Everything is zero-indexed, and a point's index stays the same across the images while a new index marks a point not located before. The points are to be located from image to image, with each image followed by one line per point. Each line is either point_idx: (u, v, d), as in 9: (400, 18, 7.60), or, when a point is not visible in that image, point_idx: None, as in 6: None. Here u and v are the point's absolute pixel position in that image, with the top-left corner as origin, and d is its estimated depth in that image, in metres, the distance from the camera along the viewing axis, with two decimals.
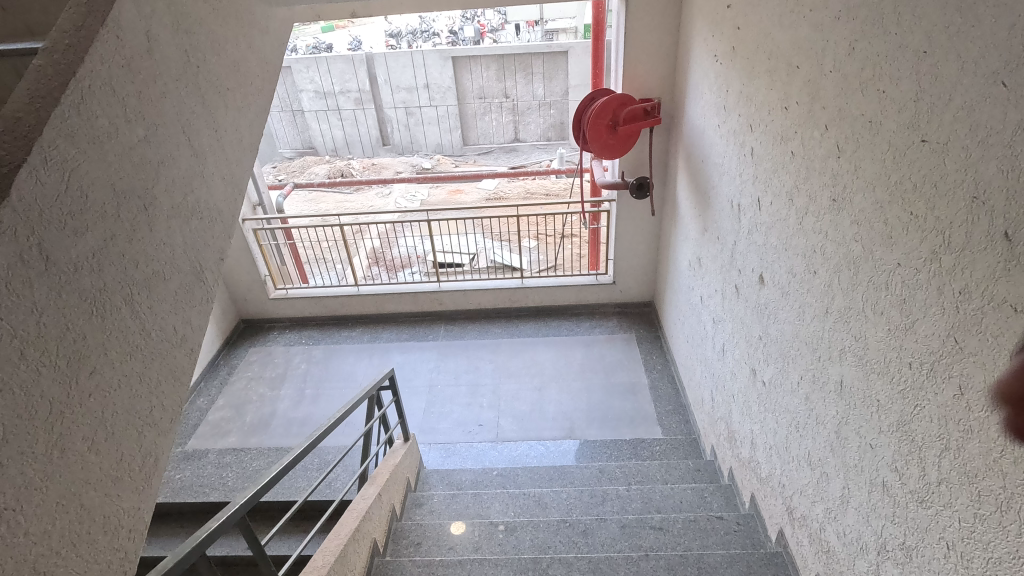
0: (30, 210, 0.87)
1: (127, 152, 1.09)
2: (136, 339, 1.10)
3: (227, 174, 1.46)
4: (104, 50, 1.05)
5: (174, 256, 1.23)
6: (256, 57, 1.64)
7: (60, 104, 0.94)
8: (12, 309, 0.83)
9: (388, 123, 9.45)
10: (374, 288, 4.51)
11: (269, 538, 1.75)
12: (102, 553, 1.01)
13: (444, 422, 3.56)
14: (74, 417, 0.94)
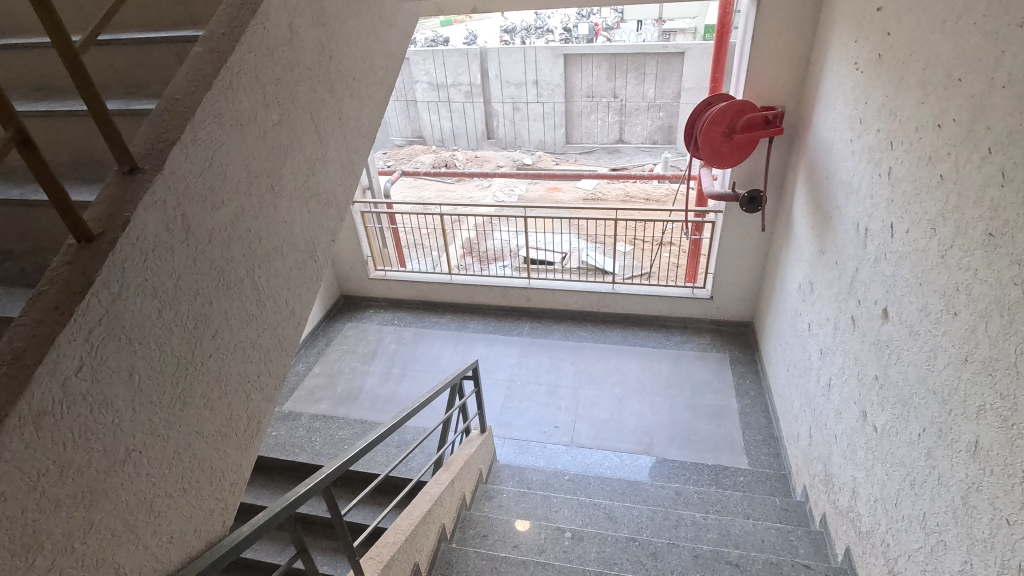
0: (178, 184, 0.96)
1: (262, 135, 1.18)
2: (253, 308, 1.19)
3: (346, 161, 1.54)
4: (253, 39, 1.13)
5: (292, 234, 1.31)
6: (383, 49, 1.71)
7: (212, 89, 1.03)
8: (154, 272, 0.93)
9: (495, 118, 9.61)
10: (465, 279, 4.62)
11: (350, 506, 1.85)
12: (207, 501, 1.10)
13: (521, 419, 3.57)
14: (195, 375, 1.03)
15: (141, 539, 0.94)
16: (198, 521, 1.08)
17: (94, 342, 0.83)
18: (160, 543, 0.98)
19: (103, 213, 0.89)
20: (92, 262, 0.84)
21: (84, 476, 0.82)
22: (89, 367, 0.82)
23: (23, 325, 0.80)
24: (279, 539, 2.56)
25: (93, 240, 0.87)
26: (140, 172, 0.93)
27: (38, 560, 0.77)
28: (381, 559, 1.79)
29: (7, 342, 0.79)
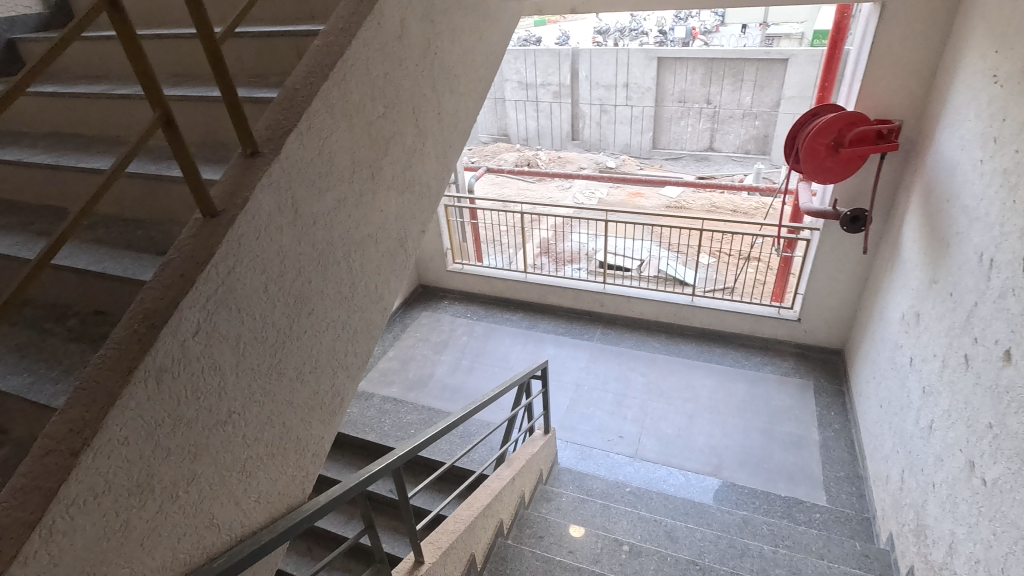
0: (291, 169, 1.03)
1: (368, 126, 1.23)
2: (345, 290, 1.24)
3: (441, 155, 1.57)
4: (367, 34, 1.19)
5: (386, 222, 1.36)
6: (484, 48, 1.74)
7: (327, 80, 1.09)
8: (265, 249, 1.00)
9: (581, 119, 9.56)
10: (540, 278, 4.64)
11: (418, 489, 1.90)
12: (290, 468, 1.16)
13: (585, 424, 3.53)
14: (290, 349, 1.09)
15: (233, 495, 1.01)
16: (281, 485, 1.14)
17: (210, 308, 0.90)
18: (249, 501, 1.06)
19: (226, 191, 0.97)
20: (214, 235, 0.92)
21: (192, 431, 0.90)
22: (204, 332, 0.90)
23: (154, 287, 0.89)
24: (354, 514, 2.68)
25: (217, 215, 0.94)
26: (261, 155, 1.00)
27: (149, 500, 0.85)
28: (439, 545, 1.82)
29: (140, 301, 0.88)
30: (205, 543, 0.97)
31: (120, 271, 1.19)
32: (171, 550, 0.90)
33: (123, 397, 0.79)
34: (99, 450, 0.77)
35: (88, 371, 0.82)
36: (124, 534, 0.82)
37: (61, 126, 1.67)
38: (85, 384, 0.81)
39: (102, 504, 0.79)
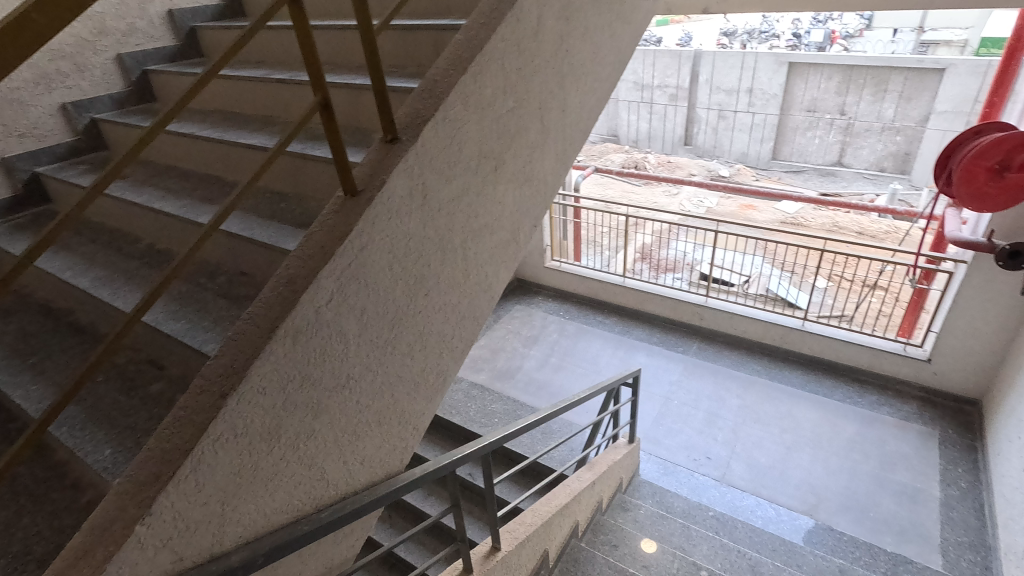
0: (424, 156, 1.08)
1: (496, 119, 1.26)
2: (459, 275, 1.28)
3: (560, 152, 1.58)
4: (506, 30, 1.21)
5: (503, 214, 1.38)
6: (614, 46, 1.72)
7: (465, 73, 1.13)
8: (394, 229, 1.06)
9: (696, 124, 9.17)
10: (638, 284, 4.55)
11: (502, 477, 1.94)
12: (393, 437, 1.23)
13: (671, 439, 3.42)
14: (405, 325, 1.15)
15: (343, 454, 1.09)
16: (384, 452, 1.21)
17: (342, 280, 0.98)
18: (355, 462, 1.13)
19: (366, 173, 1.03)
20: (352, 213, 0.99)
21: (316, 390, 0.98)
22: (336, 301, 0.98)
23: (297, 256, 0.98)
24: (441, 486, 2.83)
25: (355, 194, 1.01)
26: (399, 141, 1.06)
27: (275, 447, 0.94)
28: (516, 536, 1.85)
29: (285, 267, 0.97)
30: (315, 494, 1.05)
31: (266, 239, 1.33)
32: (288, 496, 0.99)
33: (264, 351, 0.88)
34: (242, 395, 0.86)
35: (238, 324, 0.92)
36: (253, 474, 0.92)
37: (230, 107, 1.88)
38: (235, 335, 0.91)
39: (240, 444, 0.88)
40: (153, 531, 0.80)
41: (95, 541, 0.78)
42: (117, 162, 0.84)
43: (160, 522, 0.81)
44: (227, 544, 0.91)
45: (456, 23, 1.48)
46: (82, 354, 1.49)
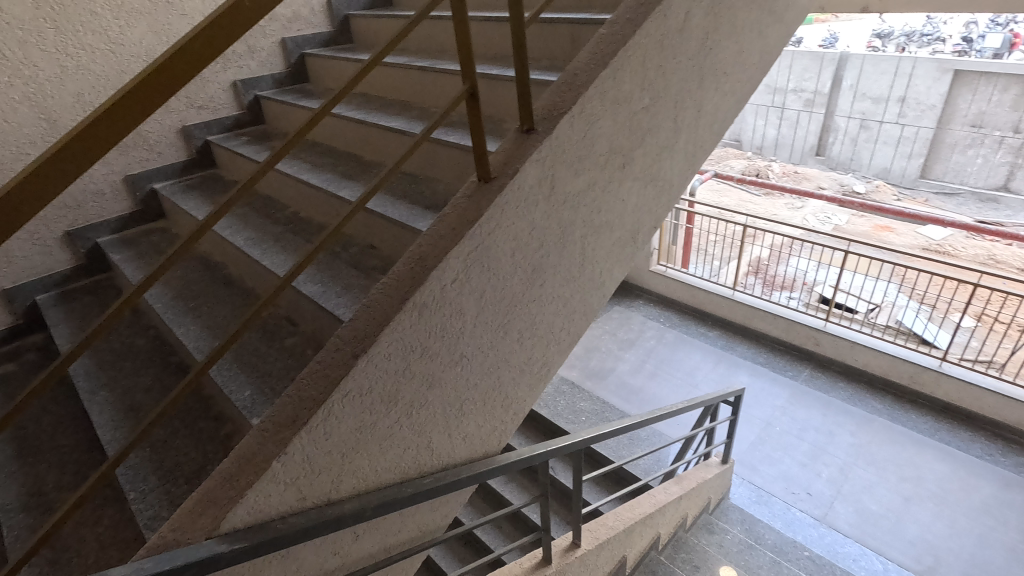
0: (556, 148, 1.09)
1: (629, 116, 1.22)
2: (574, 269, 1.28)
3: (690, 153, 1.50)
4: (652, 25, 1.17)
5: (624, 212, 1.35)
6: (760, 44, 1.62)
7: (606, 68, 1.11)
8: (520, 218, 1.08)
9: (832, 133, 8.33)
10: (748, 300, 4.30)
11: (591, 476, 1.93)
12: (495, 418, 1.26)
13: (769, 466, 3.21)
14: (517, 312, 1.17)
15: (448, 427, 1.14)
16: (484, 432, 1.25)
17: (468, 262, 1.02)
18: (457, 437, 1.18)
19: (500, 161, 1.07)
20: (484, 198, 1.02)
21: (432, 363, 1.04)
22: (460, 281, 1.02)
23: (430, 234, 1.04)
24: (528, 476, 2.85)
25: (489, 181, 1.05)
26: (535, 132, 1.08)
27: (392, 411, 1.01)
28: (597, 536, 1.84)
29: (418, 244, 1.03)
30: (419, 461, 1.11)
31: (401, 218, 1.45)
32: (397, 458, 1.06)
33: (395, 320, 0.94)
34: (371, 357, 0.93)
35: (373, 292, 0.99)
36: (370, 432, 0.99)
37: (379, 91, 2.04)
38: (370, 302, 0.99)
39: (363, 403, 0.96)
40: (286, 468, 0.89)
41: (240, 469, 0.88)
42: (290, 138, 0.93)
43: (293, 462, 0.90)
44: (342, 492, 0.99)
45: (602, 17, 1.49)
46: (233, 303, 1.69)
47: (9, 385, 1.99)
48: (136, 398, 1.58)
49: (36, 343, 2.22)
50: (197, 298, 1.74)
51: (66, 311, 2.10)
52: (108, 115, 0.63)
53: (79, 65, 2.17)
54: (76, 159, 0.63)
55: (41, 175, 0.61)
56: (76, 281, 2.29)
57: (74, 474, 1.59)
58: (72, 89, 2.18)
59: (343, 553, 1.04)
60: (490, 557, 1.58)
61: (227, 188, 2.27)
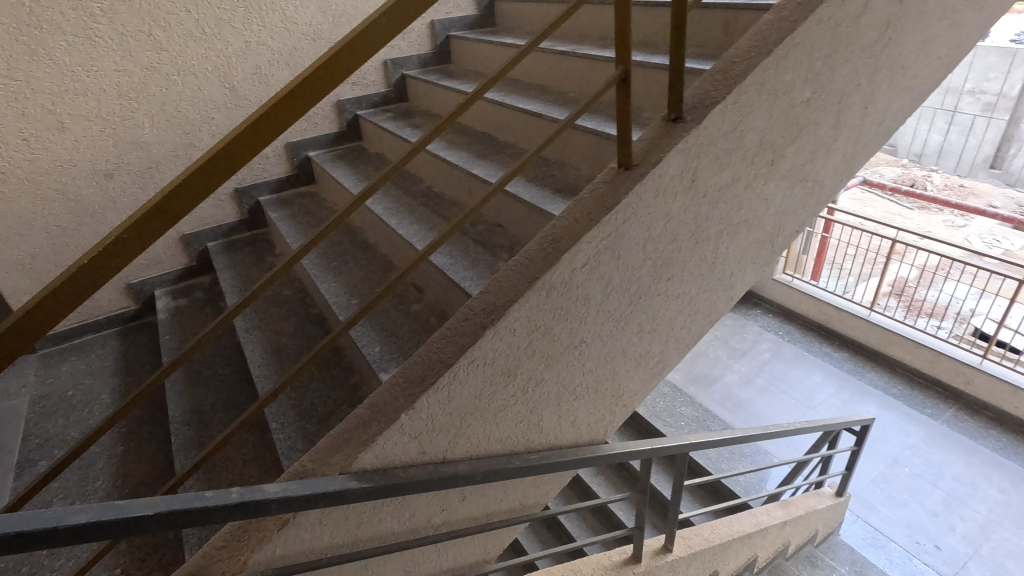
0: (703, 139, 1.03)
1: (787, 110, 1.12)
2: (704, 267, 1.21)
3: (850, 154, 1.34)
4: (827, 11, 1.06)
5: (765, 212, 1.24)
6: (953, 35, 1.41)
7: (769, 57, 1.03)
8: (657, 208, 1.05)
9: None
10: (887, 324, 3.86)
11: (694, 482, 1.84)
12: (604, 407, 1.25)
13: (891, 509, 2.90)
14: (640, 304, 1.15)
15: (560, 408, 1.16)
16: (592, 419, 1.25)
17: (600, 248, 1.02)
18: (566, 420, 1.20)
19: (643, 149, 1.04)
20: (622, 187, 1.01)
21: (553, 343, 1.06)
22: (589, 267, 1.02)
23: (564, 218, 1.05)
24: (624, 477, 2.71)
25: (629, 169, 1.03)
26: (682, 122, 1.03)
27: (510, 384, 1.05)
28: (690, 545, 1.78)
29: (552, 226, 1.05)
30: (528, 436, 1.14)
31: (533, 200, 1.52)
32: (509, 429, 1.10)
33: (523, 297, 0.97)
34: (498, 330, 0.97)
35: (505, 268, 1.04)
36: (489, 401, 1.04)
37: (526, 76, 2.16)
38: (501, 277, 1.03)
39: (485, 373, 1.00)
40: (412, 422, 0.96)
41: (373, 416, 0.97)
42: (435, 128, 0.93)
43: (419, 417, 0.96)
44: (457, 454, 1.05)
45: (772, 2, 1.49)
46: (369, 268, 1.84)
47: (181, 316, 2.31)
48: (281, 341, 1.79)
49: (204, 284, 2.57)
50: (337, 258, 1.91)
51: (230, 258, 2.41)
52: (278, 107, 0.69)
53: (260, 42, 2.46)
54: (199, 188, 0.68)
55: (247, 137, 0.68)
56: (238, 233, 2.62)
57: (228, 400, 1.84)
58: (252, 63, 2.48)
59: (450, 510, 1.11)
60: (574, 545, 1.53)
61: (370, 159, 2.45)
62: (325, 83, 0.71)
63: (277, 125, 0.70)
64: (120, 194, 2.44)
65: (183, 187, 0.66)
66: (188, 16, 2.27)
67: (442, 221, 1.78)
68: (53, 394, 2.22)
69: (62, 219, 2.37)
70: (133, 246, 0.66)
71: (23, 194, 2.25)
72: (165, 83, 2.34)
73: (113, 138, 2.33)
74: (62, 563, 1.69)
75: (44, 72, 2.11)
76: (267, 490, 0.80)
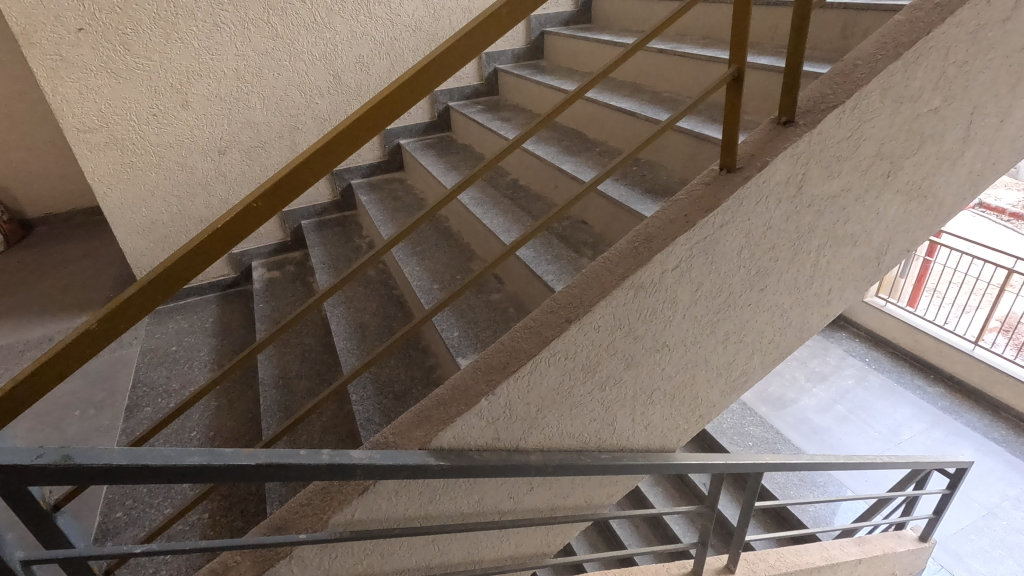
0: (815, 145, 0.98)
1: (911, 120, 1.03)
2: (801, 280, 1.15)
3: (980, 172, 1.21)
4: (969, 13, 0.96)
5: (875, 228, 1.15)
6: None
7: (897, 62, 0.96)
8: (757, 215, 1.01)
9: None
10: (994, 362, 3.51)
11: (765, 506, 1.74)
12: (680, 414, 1.22)
13: (983, 564, 2.65)
14: (728, 313, 1.11)
15: (635, 410, 1.15)
16: (666, 424, 1.22)
17: (693, 251, 0.99)
18: (639, 424, 1.18)
19: (748, 152, 1.00)
20: (722, 190, 0.98)
21: (635, 344, 1.05)
22: (681, 269, 1.00)
23: (658, 217, 1.03)
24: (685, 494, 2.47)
25: (732, 172, 1.00)
26: (794, 125, 0.99)
27: (588, 380, 1.05)
28: (754, 569, 1.70)
29: (645, 225, 1.03)
30: (600, 435, 1.14)
31: (622, 200, 1.51)
32: (582, 425, 1.10)
33: (610, 295, 0.96)
34: (582, 325, 0.97)
35: (593, 264, 1.03)
36: (565, 395, 1.04)
37: (620, 74, 2.14)
38: (588, 273, 1.03)
39: (565, 367, 1.01)
40: (491, 407, 0.98)
41: (454, 397, 1.00)
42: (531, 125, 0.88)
43: (498, 403, 0.98)
44: (529, 444, 1.06)
45: (901, 4, 1.40)
46: (451, 255, 1.88)
47: (274, 287, 2.48)
48: (364, 318, 1.87)
49: (295, 258, 2.73)
50: (422, 244, 1.98)
51: (321, 236, 2.54)
52: (358, 123, 0.71)
53: (364, 32, 2.58)
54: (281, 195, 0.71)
55: (332, 145, 0.71)
56: (329, 213, 2.76)
57: (312, 369, 1.96)
58: (356, 52, 2.60)
59: (517, 499, 1.13)
60: (626, 552, 1.45)
61: (457, 150, 2.50)
62: (403, 100, 0.72)
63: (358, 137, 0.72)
64: (229, 170, 2.63)
65: (268, 194, 0.70)
66: (303, 6, 2.41)
67: (525, 215, 1.79)
68: (160, 348, 2.46)
69: (179, 189, 2.59)
70: (263, 213, 0.72)
71: (148, 164, 2.49)
72: (277, 68, 2.49)
73: (227, 118, 2.52)
74: (158, 501, 1.86)
75: (175, 54, 2.31)
76: (354, 455, 0.82)
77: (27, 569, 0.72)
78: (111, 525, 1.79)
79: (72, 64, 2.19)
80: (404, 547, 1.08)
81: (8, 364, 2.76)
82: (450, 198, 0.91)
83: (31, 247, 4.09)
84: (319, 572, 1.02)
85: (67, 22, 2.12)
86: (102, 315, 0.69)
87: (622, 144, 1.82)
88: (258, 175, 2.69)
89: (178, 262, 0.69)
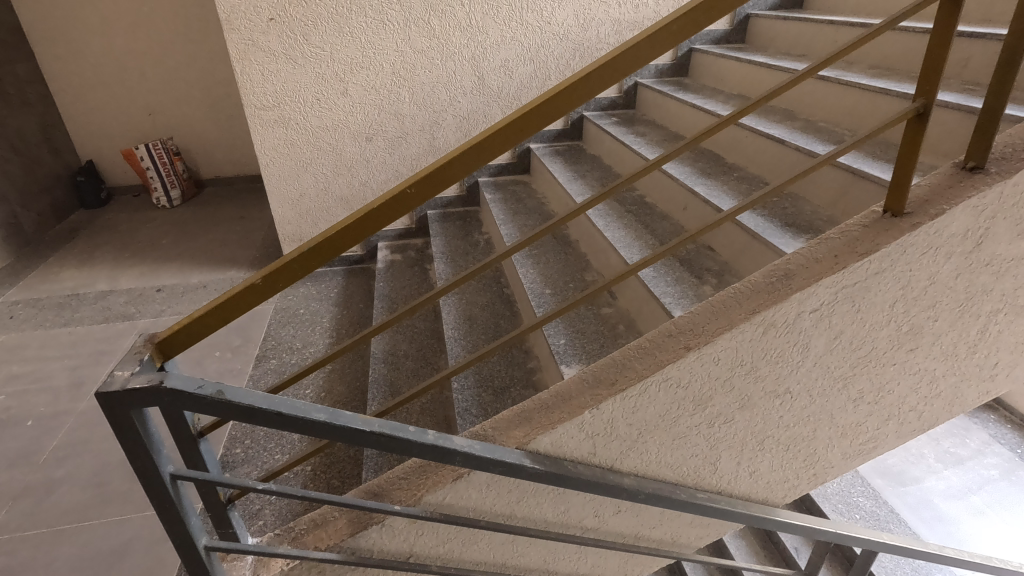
0: (1010, 197, 0.85)
1: None
2: (962, 348, 1.00)
3: None
4: None
5: None
6: None
7: None
8: (921, 267, 0.90)
9: None
10: None
11: None
12: (790, 467, 1.13)
13: None
14: (866, 370, 1.01)
15: (742, 454, 1.08)
16: (772, 476, 1.13)
17: (839, 296, 0.91)
18: (744, 470, 1.11)
19: (920, 196, 0.90)
20: (883, 235, 0.89)
21: (754, 385, 0.99)
22: (821, 313, 0.92)
23: (802, 253, 0.95)
24: (773, 555, 2.23)
25: (897, 217, 0.90)
26: (982, 172, 0.86)
27: (697, 414, 1.00)
28: None
29: (786, 260, 0.96)
30: (699, 473, 1.08)
31: (758, 231, 1.42)
32: (683, 458, 1.05)
33: (737, 328, 0.92)
34: (700, 355, 0.93)
35: (719, 293, 0.99)
36: (671, 423, 1.00)
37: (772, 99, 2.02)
38: (714, 302, 0.98)
39: (676, 395, 0.97)
40: (594, 421, 0.97)
41: (558, 404, 1.00)
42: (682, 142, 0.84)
43: (600, 418, 0.97)
44: (625, 466, 1.04)
45: None
46: (565, 264, 1.89)
47: (395, 269, 2.64)
48: (473, 311, 1.94)
49: (417, 245, 2.89)
50: (538, 249, 2.01)
51: (443, 227, 2.67)
52: (512, 125, 0.74)
53: (514, 37, 2.66)
54: (431, 189, 0.76)
55: (487, 145, 0.74)
56: (454, 207, 2.89)
57: (418, 351, 2.06)
58: (502, 56, 2.70)
59: (602, 518, 1.11)
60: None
61: (586, 160, 2.51)
62: (555, 108, 0.74)
63: (507, 141, 0.75)
64: (372, 155, 2.84)
65: (421, 183, 0.75)
66: (461, 9, 2.55)
67: (649, 232, 1.75)
68: (292, 310, 2.73)
69: (328, 168, 2.84)
70: (411, 201, 0.76)
71: (306, 142, 2.76)
72: (429, 65, 2.65)
73: (378, 107, 2.72)
74: (271, 446, 2.06)
75: (344, 45, 2.54)
76: (457, 441, 0.84)
77: (173, 482, 0.82)
78: (231, 459, 2.01)
79: (260, 49, 2.49)
80: (485, 540, 1.11)
81: (170, 302, 3.19)
82: (579, 211, 0.88)
83: (200, 203, 4.71)
84: (405, 545, 1.07)
85: (262, 12, 2.42)
86: (267, 273, 0.78)
87: (766, 173, 1.72)
88: (396, 163, 2.88)
89: (332, 234, 0.76)
